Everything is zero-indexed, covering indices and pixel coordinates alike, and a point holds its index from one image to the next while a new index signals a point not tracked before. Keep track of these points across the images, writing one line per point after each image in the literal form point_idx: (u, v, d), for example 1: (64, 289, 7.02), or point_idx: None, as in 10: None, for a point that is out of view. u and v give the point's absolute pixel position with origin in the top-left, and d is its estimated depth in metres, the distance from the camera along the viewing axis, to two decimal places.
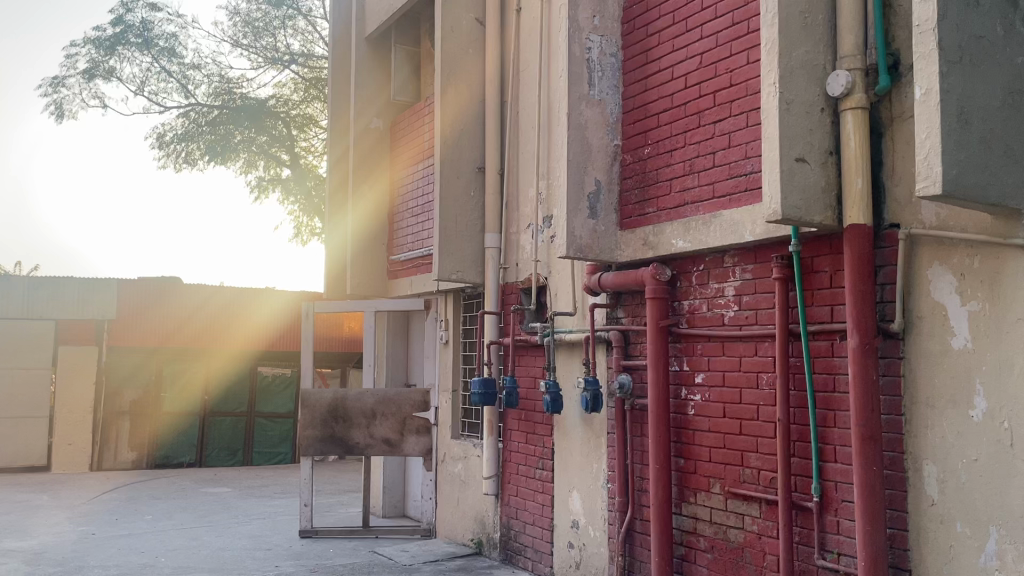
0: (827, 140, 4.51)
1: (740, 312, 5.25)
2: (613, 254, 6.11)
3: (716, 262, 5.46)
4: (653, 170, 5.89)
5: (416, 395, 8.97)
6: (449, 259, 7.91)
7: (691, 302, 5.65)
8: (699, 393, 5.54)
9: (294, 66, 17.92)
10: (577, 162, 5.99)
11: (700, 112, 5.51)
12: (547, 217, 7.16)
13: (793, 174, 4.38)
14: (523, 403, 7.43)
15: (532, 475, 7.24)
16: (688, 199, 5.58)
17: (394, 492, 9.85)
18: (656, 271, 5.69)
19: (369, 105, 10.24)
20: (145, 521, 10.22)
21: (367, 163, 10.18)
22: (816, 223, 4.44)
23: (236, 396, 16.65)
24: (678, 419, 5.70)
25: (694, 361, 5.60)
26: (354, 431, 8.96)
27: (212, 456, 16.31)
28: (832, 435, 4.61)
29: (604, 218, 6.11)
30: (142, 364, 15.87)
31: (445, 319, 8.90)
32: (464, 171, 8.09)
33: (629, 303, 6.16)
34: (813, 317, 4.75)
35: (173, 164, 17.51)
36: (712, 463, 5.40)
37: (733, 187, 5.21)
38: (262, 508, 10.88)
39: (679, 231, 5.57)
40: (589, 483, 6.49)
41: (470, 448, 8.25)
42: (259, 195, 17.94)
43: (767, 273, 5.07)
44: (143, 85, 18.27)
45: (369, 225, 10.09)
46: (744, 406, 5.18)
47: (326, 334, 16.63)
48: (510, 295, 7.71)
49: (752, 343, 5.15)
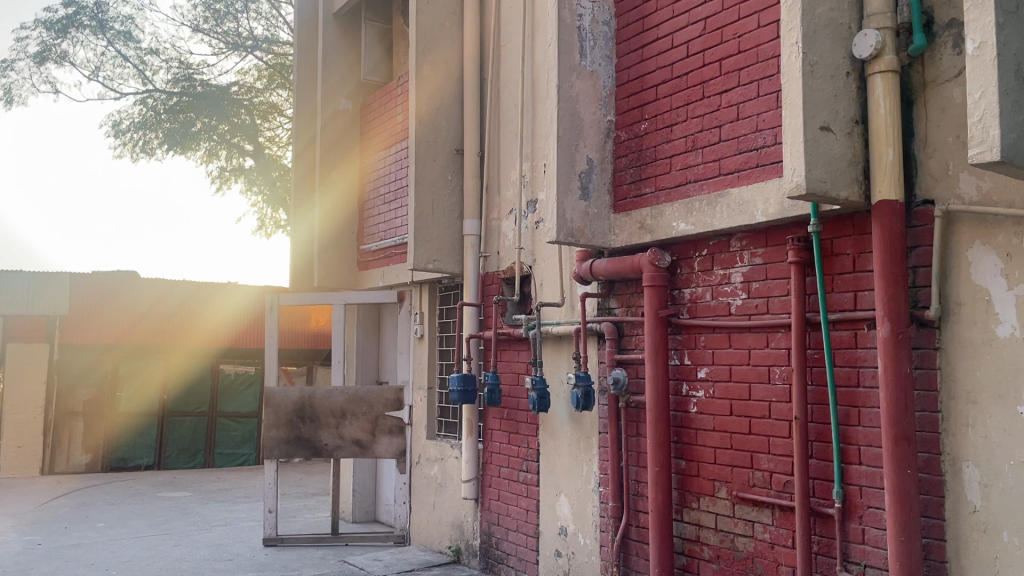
0: (853, 107, 4.07)
1: (749, 300, 4.80)
2: (606, 238, 5.64)
3: (721, 246, 5.01)
4: (651, 147, 5.42)
5: (388, 394, 8.42)
6: (425, 246, 7.37)
7: (692, 289, 5.19)
8: (703, 389, 5.09)
9: (258, 52, 17.20)
10: (567, 138, 5.49)
11: (704, 82, 5.04)
12: (531, 202, 6.67)
13: (818, 144, 3.94)
14: (506, 401, 6.93)
15: (516, 477, 6.75)
16: (690, 178, 5.11)
17: (365, 495, 9.29)
18: (655, 256, 5.22)
19: (337, 86, 9.68)
20: (96, 529, 9.56)
21: (334, 149, 9.59)
22: (841, 199, 4.00)
23: (197, 395, 15.94)
24: (679, 417, 5.24)
25: (696, 355, 5.14)
26: (322, 431, 8.42)
27: (171, 458, 15.61)
28: (856, 435, 4.18)
29: (597, 200, 5.63)
30: (97, 362, 15.12)
31: (420, 313, 8.38)
32: (441, 152, 7.56)
33: (623, 293, 5.68)
34: (834, 306, 4.32)
35: (130, 153, 16.73)
36: (718, 465, 4.95)
37: (743, 163, 4.75)
38: (223, 514, 10.26)
39: (681, 212, 5.11)
40: (579, 488, 6.01)
41: (448, 449, 7.73)
42: (220, 186, 17.27)
43: (780, 258, 4.63)
44: (98, 70, 17.46)
45: (338, 213, 9.52)
46: (754, 403, 4.74)
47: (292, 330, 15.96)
48: (491, 286, 7.21)
49: (762, 335, 4.71)
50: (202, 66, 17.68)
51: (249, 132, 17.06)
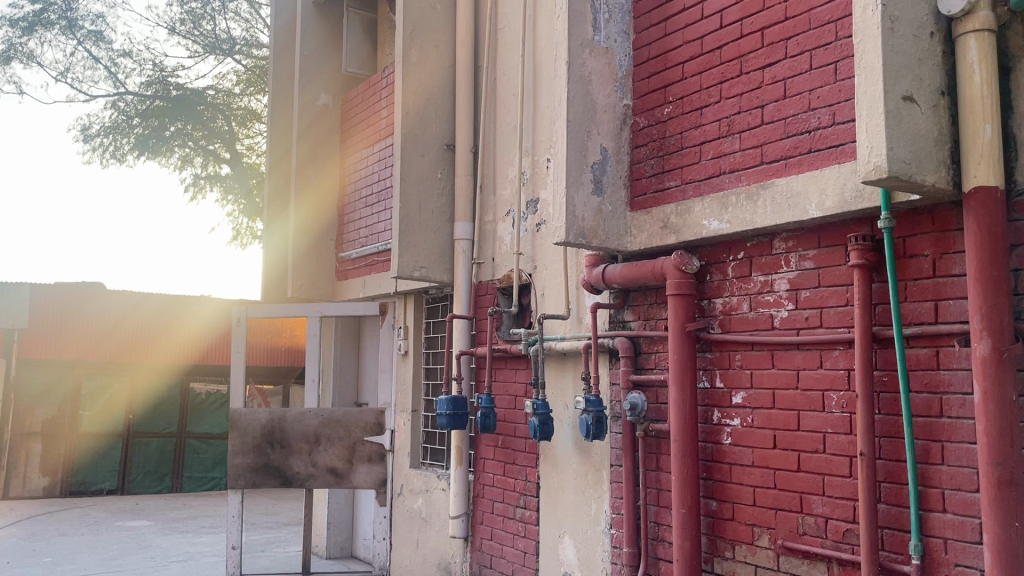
0: (938, 75, 3.35)
1: (797, 311, 4.05)
2: (622, 240, 4.87)
3: (762, 249, 4.25)
4: (676, 133, 4.66)
5: (368, 416, 7.61)
6: (411, 253, 6.59)
7: (725, 299, 4.43)
8: (739, 416, 4.31)
9: (236, 56, 16.36)
10: (579, 123, 4.75)
11: (742, 56, 4.30)
12: (532, 202, 5.92)
13: (900, 117, 3.20)
14: (501, 427, 6.12)
15: (511, 514, 5.93)
16: (725, 167, 4.35)
17: (340, 528, 8.43)
18: (681, 260, 4.47)
19: (315, 79, 8.90)
20: (41, 564, 8.62)
21: (312, 147, 8.78)
22: (928, 185, 3.24)
23: (166, 416, 14.96)
24: (709, 449, 4.46)
25: (730, 376, 4.38)
26: (293, 458, 7.51)
27: (136, 482, 14.67)
28: (938, 476, 3.42)
29: (612, 196, 4.87)
30: (59, 379, 14.13)
31: (405, 326, 7.66)
32: (430, 147, 6.78)
33: (639, 304, 4.92)
34: (908, 317, 3.57)
35: (100, 159, 15.79)
36: (758, 508, 4.16)
37: (792, 149, 4.01)
38: (185, 548, 9.36)
39: (713, 208, 4.35)
40: (585, 529, 5.21)
41: (434, 480, 6.92)
42: (194, 194, 16.47)
43: (838, 261, 3.88)
44: (67, 71, 16.61)
45: (316, 217, 8.71)
46: (804, 435, 3.97)
47: (266, 346, 15.16)
48: (484, 296, 6.42)
49: (814, 353, 3.95)
50: (177, 69, 16.85)
51: (226, 138, 16.27)
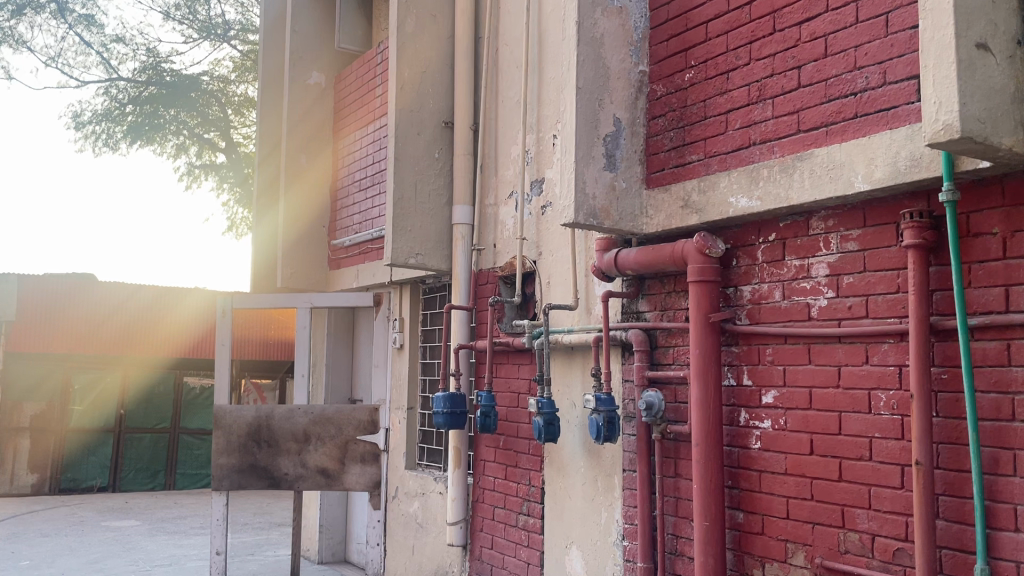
0: (1014, 21, 2.86)
1: (838, 300, 3.57)
2: (637, 222, 4.39)
3: (798, 229, 3.77)
4: (699, 101, 4.17)
5: (360, 414, 7.11)
6: (406, 238, 6.11)
7: (754, 287, 3.95)
8: (770, 418, 3.83)
9: (231, 41, 15.75)
10: (589, 91, 4.27)
11: (775, 11, 3.81)
12: (537, 182, 5.44)
13: (971, 68, 2.72)
14: (502, 427, 5.65)
15: (513, 522, 5.46)
16: (755, 137, 3.86)
17: (333, 532, 7.97)
18: (704, 242, 3.98)
19: (307, 57, 8.41)
20: (19, 568, 8.19)
21: (304, 129, 8.28)
22: (1005, 149, 2.75)
23: (158, 410, 14.53)
24: (735, 454, 3.98)
25: (759, 373, 3.90)
26: (281, 457, 7.01)
27: (127, 479, 14.24)
28: (1008, 490, 2.93)
29: (626, 171, 4.39)
30: (47, 373, 13.62)
31: (399, 319, 7.23)
32: (427, 126, 6.29)
33: (655, 292, 4.45)
34: (972, 306, 3.09)
35: (92, 147, 15.24)
36: (791, 522, 3.69)
37: (833, 114, 3.52)
38: (171, 550, 8.93)
39: (741, 184, 3.87)
40: (595, 540, 4.73)
41: (430, 483, 6.47)
42: (189, 184, 16.08)
43: (886, 242, 3.40)
44: (57, 56, 16.15)
45: (308, 203, 8.23)
46: (846, 440, 3.49)
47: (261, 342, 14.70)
48: (485, 285, 5.95)
49: (858, 347, 3.48)
50: (171, 54, 16.35)
51: (221, 126, 15.81)
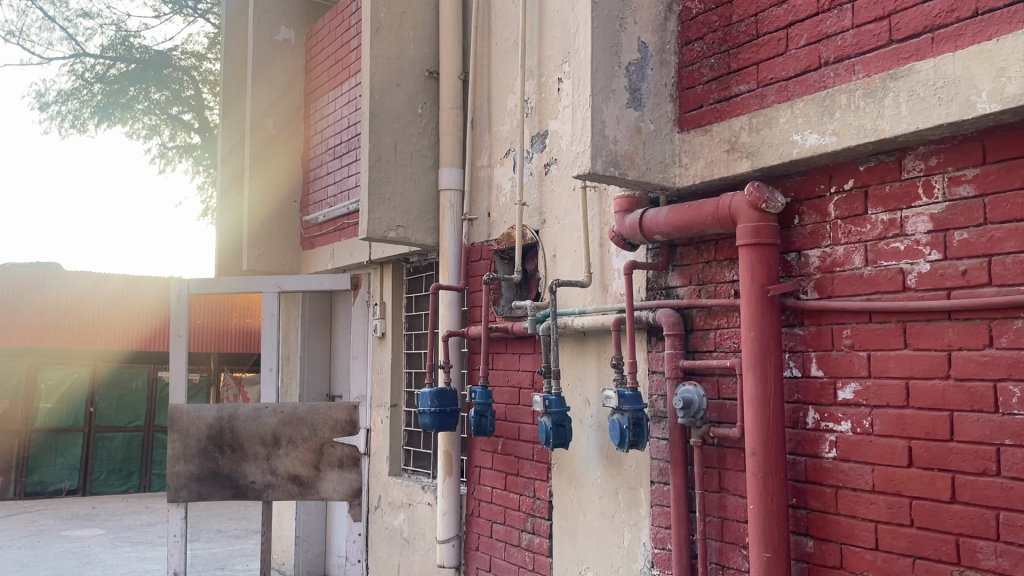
0: None
1: (947, 263, 2.69)
2: (667, 173, 3.51)
3: (886, 173, 2.89)
4: (748, 17, 3.30)
5: (337, 412, 6.16)
6: (384, 207, 5.19)
7: (826, 250, 3.07)
8: (850, 419, 2.96)
9: (206, 15, 14.69)
10: (607, 7, 3.39)
11: None
12: (539, 136, 4.54)
13: None
14: (500, 428, 4.77)
15: (515, 541, 4.59)
16: (828, 55, 2.98)
17: (312, 544, 7.10)
18: (759, 194, 3.10)
19: (274, 9, 7.45)
20: None
21: (271, 92, 7.34)
22: None
23: (132, 407, 13.55)
24: (802, 466, 3.12)
25: (835, 361, 3.02)
26: (247, 464, 6.10)
27: (99, 481, 13.34)
28: None
29: (654, 110, 3.51)
30: (10, 369, 12.60)
31: (381, 303, 6.35)
32: (409, 76, 5.39)
33: (688, 262, 3.59)
34: None
35: (58, 128, 14.17)
36: (883, 555, 2.82)
37: (942, 13, 2.64)
38: (133, 565, 8.04)
39: (809, 116, 2.98)
40: (616, 567, 3.87)
41: (417, 492, 5.61)
42: (163, 167, 15.11)
43: (1018, 183, 2.53)
44: (20, 32, 15.14)
45: (278, 175, 7.31)
46: (960, 447, 2.62)
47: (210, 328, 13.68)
48: (478, 261, 5.06)
49: (978, 325, 2.60)
50: (141, 29, 15.32)
51: (195, 106, 14.74)
